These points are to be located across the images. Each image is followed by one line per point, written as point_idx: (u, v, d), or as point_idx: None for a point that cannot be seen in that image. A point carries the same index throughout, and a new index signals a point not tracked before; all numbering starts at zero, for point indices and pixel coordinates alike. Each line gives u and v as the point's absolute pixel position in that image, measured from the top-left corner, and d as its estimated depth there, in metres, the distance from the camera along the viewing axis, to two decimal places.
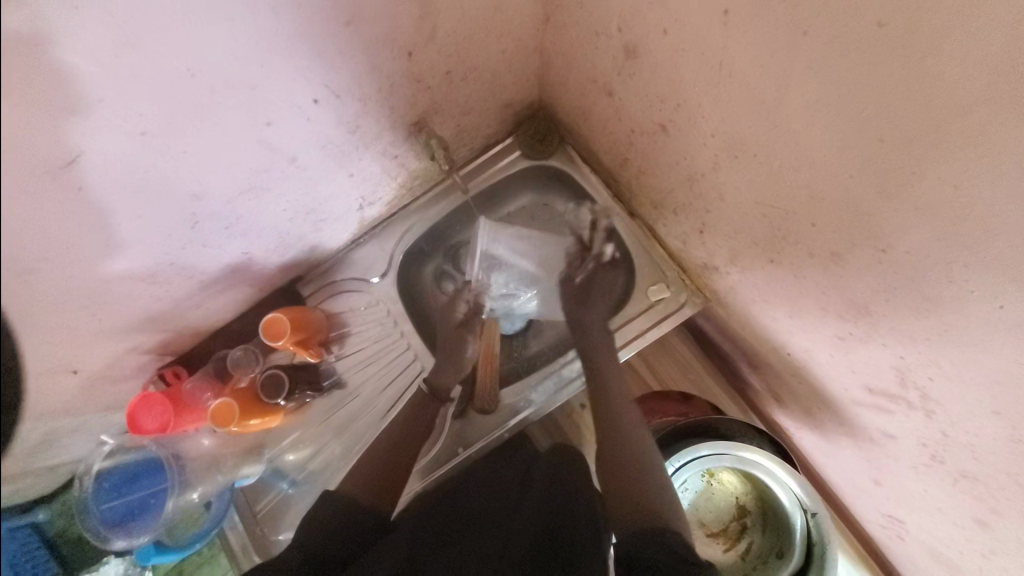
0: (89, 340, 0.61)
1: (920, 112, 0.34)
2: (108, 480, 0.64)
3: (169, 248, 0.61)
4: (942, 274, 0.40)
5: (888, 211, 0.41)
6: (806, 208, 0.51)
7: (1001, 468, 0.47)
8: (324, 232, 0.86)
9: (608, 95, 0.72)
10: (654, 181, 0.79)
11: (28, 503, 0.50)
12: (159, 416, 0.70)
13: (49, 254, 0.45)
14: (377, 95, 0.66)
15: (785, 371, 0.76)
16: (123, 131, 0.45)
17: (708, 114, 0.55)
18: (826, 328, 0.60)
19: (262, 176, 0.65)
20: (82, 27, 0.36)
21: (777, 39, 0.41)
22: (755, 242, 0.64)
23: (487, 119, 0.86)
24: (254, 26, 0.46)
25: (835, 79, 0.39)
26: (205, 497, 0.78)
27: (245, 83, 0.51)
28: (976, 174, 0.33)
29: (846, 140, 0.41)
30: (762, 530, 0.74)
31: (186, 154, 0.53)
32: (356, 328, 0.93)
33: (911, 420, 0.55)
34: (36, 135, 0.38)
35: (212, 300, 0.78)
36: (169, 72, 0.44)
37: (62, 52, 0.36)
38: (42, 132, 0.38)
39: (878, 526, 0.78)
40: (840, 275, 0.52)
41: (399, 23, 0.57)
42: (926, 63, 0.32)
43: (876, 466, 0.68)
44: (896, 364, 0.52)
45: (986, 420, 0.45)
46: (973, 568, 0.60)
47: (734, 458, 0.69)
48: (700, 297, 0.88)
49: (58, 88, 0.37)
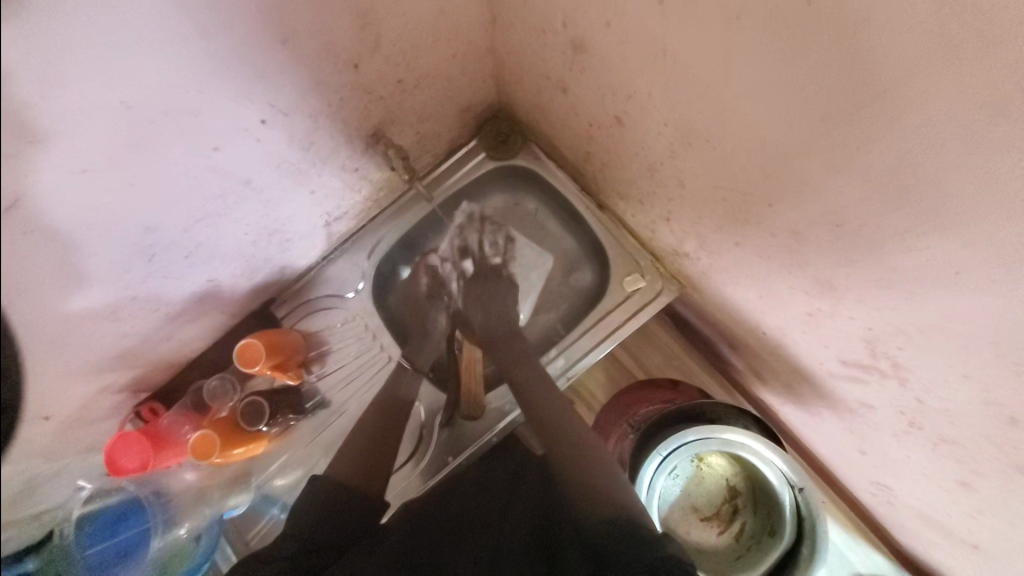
0: (59, 383, 0.58)
1: (859, 86, 0.34)
2: (91, 524, 0.63)
3: (130, 282, 0.60)
4: (897, 243, 0.40)
5: (839, 187, 0.42)
6: (762, 187, 0.51)
7: (976, 429, 0.47)
8: (291, 252, 0.85)
9: (563, 92, 0.72)
10: (618, 173, 0.78)
11: (10, 555, 0.48)
12: (137, 454, 0.68)
13: (16, 304, 0.43)
14: (328, 109, 0.65)
15: (764, 350, 0.76)
16: (64, 170, 0.43)
17: (659, 102, 0.55)
18: (795, 306, 0.60)
19: (218, 202, 0.64)
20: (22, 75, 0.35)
21: (713, 25, 0.41)
22: (718, 226, 0.64)
23: (446, 123, 0.85)
24: (188, 52, 0.45)
25: (773, 59, 0.38)
26: (195, 530, 0.76)
27: (186, 110, 0.50)
28: (919, 144, 0.33)
29: (792, 120, 0.41)
30: (753, 511, 0.75)
31: (133, 187, 0.51)
32: (335, 346, 0.92)
33: (886, 388, 0.56)
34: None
35: (182, 330, 0.77)
36: (104, 107, 0.42)
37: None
38: (10, 179, 0.37)
39: (867, 493, 0.79)
40: (801, 253, 0.52)
41: (340, 36, 0.56)
42: (860, 37, 0.32)
43: (859, 436, 0.69)
44: (866, 336, 0.52)
45: (957, 384, 0.46)
46: (962, 527, 0.61)
47: (720, 440, 0.69)
48: (676, 283, 0.89)
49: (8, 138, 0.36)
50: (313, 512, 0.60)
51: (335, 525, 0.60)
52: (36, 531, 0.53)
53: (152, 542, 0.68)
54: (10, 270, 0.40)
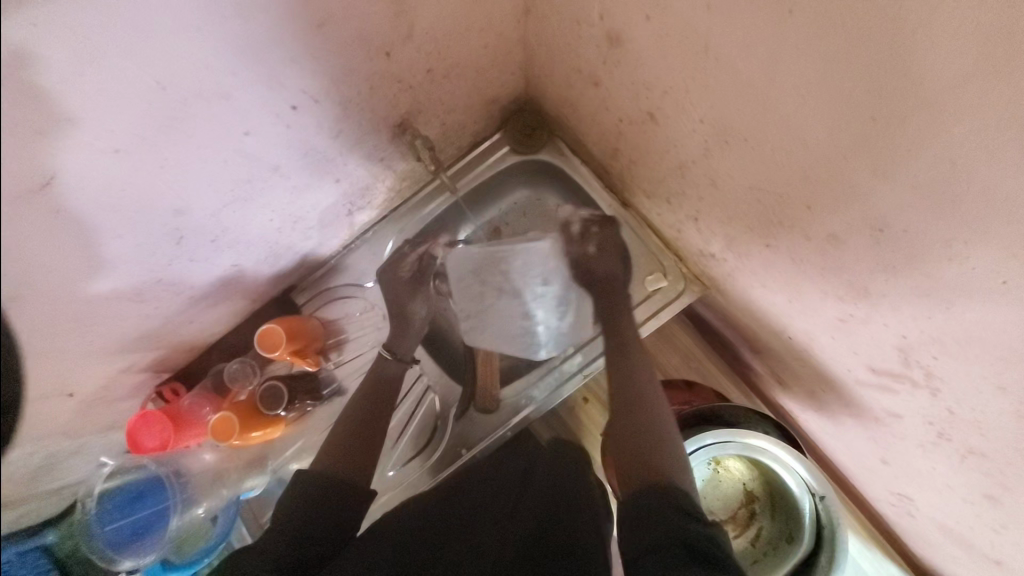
0: (84, 361, 0.59)
1: (911, 88, 0.33)
2: (112, 501, 0.62)
3: (157, 264, 0.61)
4: (942, 252, 0.39)
5: (886, 192, 0.41)
6: (800, 189, 0.50)
7: (1010, 444, 0.46)
8: (314, 239, 0.85)
9: (594, 86, 0.71)
10: (645, 170, 0.77)
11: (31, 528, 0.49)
12: (158, 434, 0.70)
13: (40, 277, 0.43)
14: (357, 98, 0.65)
15: (788, 355, 0.75)
16: (96, 150, 0.43)
17: (696, 100, 0.54)
18: (826, 310, 0.59)
19: (245, 187, 0.64)
20: (50, 49, 0.35)
21: (762, 20, 0.40)
22: (749, 227, 0.63)
23: (472, 115, 0.85)
24: (221, 31, 0.44)
25: (824, 57, 0.37)
26: (212, 511, 0.77)
27: (218, 94, 0.50)
28: (974, 151, 0.32)
29: (839, 119, 0.40)
30: (770, 516, 0.74)
31: (163, 169, 0.52)
32: (353, 334, 0.92)
33: (916, 398, 0.55)
34: (21, 160, 0.36)
35: (205, 313, 0.78)
36: (137, 87, 0.42)
37: (37, 75, 0.35)
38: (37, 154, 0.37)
39: (887, 504, 0.78)
40: (838, 258, 0.51)
41: (375, 23, 0.55)
42: (916, 37, 0.31)
43: (883, 445, 0.68)
44: (899, 344, 0.51)
45: (992, 397, 0.45)
46: (985, 544, 0.60)
47: (741, 445, 0.68)
48: (699, 284, 0.88)
49: (33, 112, 0.36)
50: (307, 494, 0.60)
51: (332, 509, 0.60)
52: (57, 505, 0.54)
53: (169, 520, 0.69)
54: (27, 247, 0.40)
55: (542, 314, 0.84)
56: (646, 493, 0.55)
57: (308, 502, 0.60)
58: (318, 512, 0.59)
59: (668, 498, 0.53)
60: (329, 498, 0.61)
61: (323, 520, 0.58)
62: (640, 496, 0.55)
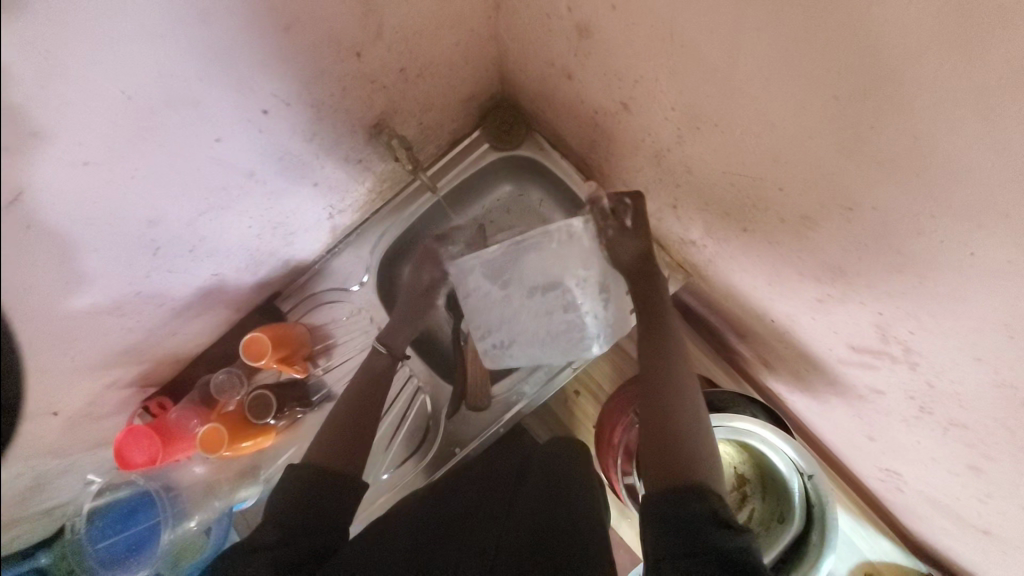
0: (66, 379, 0.59)
1: (871, 63, 0.33)
2: (101, 518, 0.64)
3: (135, 277, 0.60)
4: (911, 226, 0.39)
5: (853, 169, 0.41)
6: (772, 172, 0.50)
7: (988, 413, 0.47)
8: (295, 245, 0.85)
9: (567, 78, 0.71)
10: (623, 160, 0.78)
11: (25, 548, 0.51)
12: (146, 449, 0.68)
13: (15, 294, 0.42)
14: (330, 100, 0.65)
15: (772, 338, 0.76)
16: (64, 163, 0.43)
17: (666, 88, 0.55)
18: (805, 291, 0.59)
19: (221, 195, 0.63)
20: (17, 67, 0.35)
21: (723, 5, 0.40)
22: (726, 212, 0.63)
23: (449, 113, 0.85)
24: (186, 39, 0.44)
25: (785, 39, 0.38)
26: (205, 523, 0.76)
27: (187, 102, 0.49)
28: (933, 124, 0.33)
29: (804, 100, 0.40)
30: (762, 497, 0.75)
31: (135, 180, 0.51)
32: (341, 339, 0.92)
33: (897, 373, 0.56)
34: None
35: (188, 325, 0.77)
36: (104, 98, 0.42)
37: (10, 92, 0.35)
38: (9, 171, 0.36)
39: (876, 480, 0.79)
40: (812, 238, 0.52)
41: (344, 24, 0.55)
42: (873, 12, 0.31)
43: (868, 422, 0.69)
44: (877, 321, 0.52)
45: (969, 367, 0.45)
46: (972, 513, 0.61)
47: (729, 429, 0.69)
48: (682, 272, 0.88)
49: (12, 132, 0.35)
50: (297, 494, 0.58)
51: (319, 510, 0.58)
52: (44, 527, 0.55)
53: (162, 535, 0.68)
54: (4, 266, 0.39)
55: (587, 302, 0.82)
56: (668, 499, 0.51)
57: (294, 506, 0.57)
58: (311, 506, 0.57)
59: (691, 504, 0.49)
60: (315, 502, 0.58)
61: (318, 516, 0.57)
62: (661, 498, 0.51)
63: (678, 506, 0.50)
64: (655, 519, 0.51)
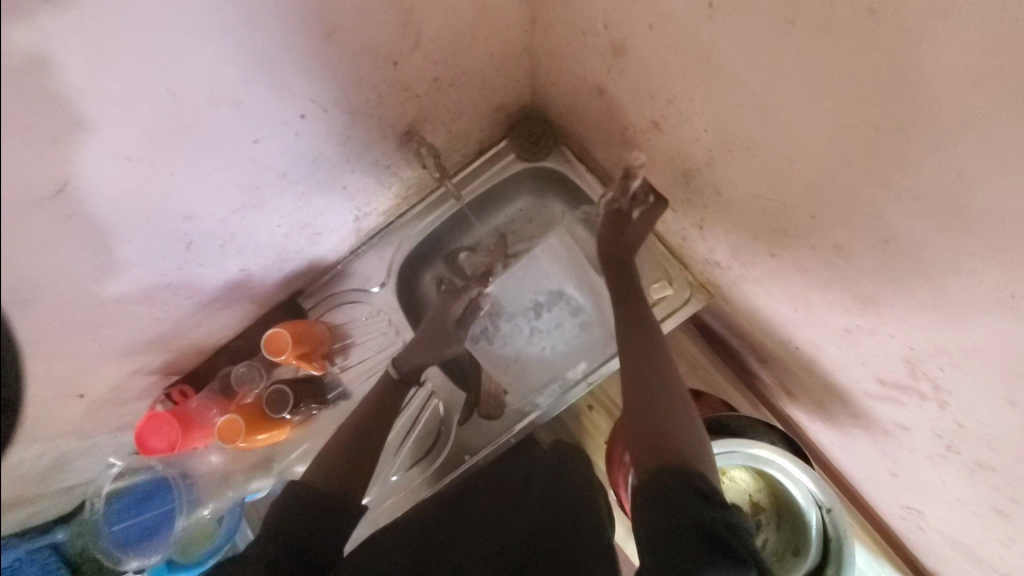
0: (95, 363, 0.60)
1: (915, 98, 0.33)
2: (120, 501, 0.66)
3: (167, 268, 0.62)
4: (948, 263, 0.38)
5: (890, 201, 0.40)
6: (803, 198, 0.50)
7: (1020, 459, 0.45)
8: (322, 244, 0.86)
9: (599, 94, 0.71)
10: (651, 178, 0.77)
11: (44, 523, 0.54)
12: (165, 436, 0.70)
13: (50, 279, 0.44)
14: (365, 105, 0.66)
15: (794, 365, 0.74)
16: (108, 156, 0.44)
17: (699, 109, 0.54)
18: (832, 320, 0.58)
19: (254, 193, 0.65)
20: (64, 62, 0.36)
21: (764, 31, 0.40)
22: (754, 236, 0.63)
23: (479, 122, 0.85)
24: (231, 42, 0.45)
25: (825, 67, 0.37)
26: (217, 512, 0.78)
27: (229, 102, 0.51)
28: (978, 162, 0.32)
29: (843, 129, 0.40)
30: (776, 527, 0.73)
31: (173, 176, 0.53)
32: (358, 338, 0.93)
33: (924, 411, 0.54)
34: (32, 168, 0.37)
35: (213, 317, 0.79)
36: (150, 97, 0.44)
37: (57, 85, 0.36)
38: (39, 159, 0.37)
39: (897, 517, 0.76)
40: (843, 267, 0.51)
41: (383, 33, 0.56)
42: (921, 46, 0.31)
43: (891, 458, 0.67)
44: (906, 355, 0.51)
45: (1001, 410, 0.44)
46: (997, 561, 0.58)
47: (747, 456, 0.67)
48: (705, 292, 0.87)
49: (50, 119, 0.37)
50: (301, 504, 0.59)
51: (320, 521, 0.58)
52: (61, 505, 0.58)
53: (175, 521, 0.70)
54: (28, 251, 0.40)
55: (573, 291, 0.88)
56: (656, 485, 0.50)
57: (297, 517, 0.58)
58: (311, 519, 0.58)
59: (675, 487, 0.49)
60: (314, 512, 0.59)
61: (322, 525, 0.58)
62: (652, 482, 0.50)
63: (666, 485, 0.49)
64: (644, 502, 0.50)
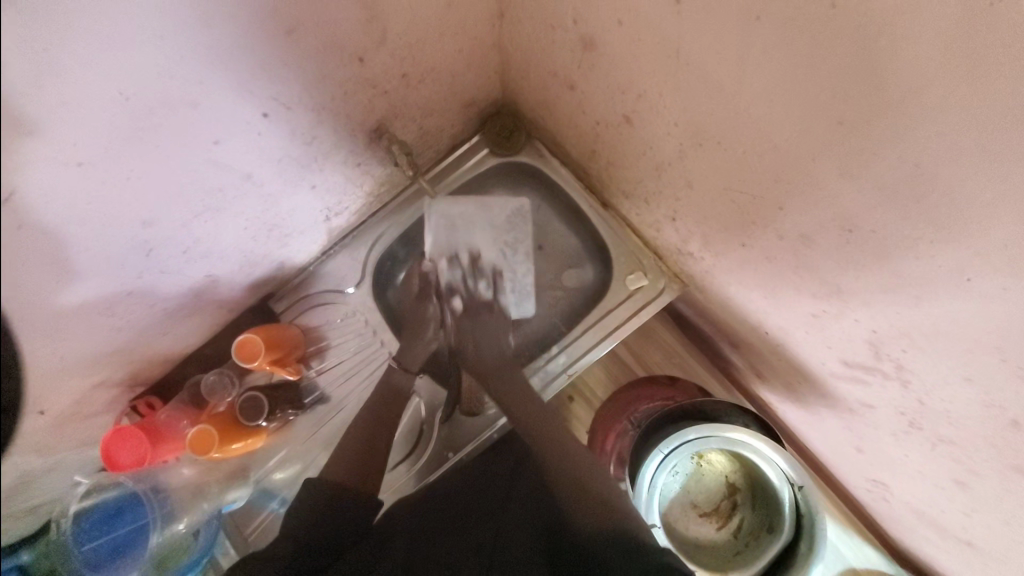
0: (56, 380, 0.57)
1: (877, 92, 0.34)
2: (89, 519, 0.61)
3: (126, 277, 0.59)
4: (909, 250, 0.40)
5: (851, 192, 0.42)
6: (772, 189, 0.51)
7: (978, 432, 0.48)
8: (291, 246, 0.84)
9: (570, 88, 0.71)
10: (622, 170, 0.78)
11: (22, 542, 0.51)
12: (133, 450, 0.67)
13: (10, 295, 0.41)
14: (331, 103, 0.64)
15: (765, 350, 0.77)
16: (60, 163, 0.42)
17: (669, 103, 0.55)
18: (801, 308, 0.60)
19: (217, 197, 0.63)
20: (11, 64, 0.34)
21: (730, 27, 0.41)
22: (725, 226, 0.64)
23: (449, 117, 0.84)
24: (188, 38, 0.43)
25: (793, 63, 0.38)
26: (193, 526, 0.75)
27: (186, 102, 0.48)
28: (938, 155, 0.33)
29: (807, 123, 0.41)
30: (751, 507, 0.76)
31: (130, 180, 0.50)
32: (334, 341, 0.91)
33: (888, 390, 0.56)
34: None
35: (179, 326, 0.76)
36: (100, 99, 0.41)
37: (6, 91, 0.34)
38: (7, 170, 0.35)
39: (864, 490, 0.80)
40: (810, 256, 0.52)
41: (348, 29, 0.55)
42: (880, 43, 0.32)
43: (857, 435, 0.70)
44: (870, 338, 0.53)
45: (960, 388, 0.46)
46: (957, 527, 0.62)
47: (723, 440, 0.69)
48: (678, 282, 0.89)
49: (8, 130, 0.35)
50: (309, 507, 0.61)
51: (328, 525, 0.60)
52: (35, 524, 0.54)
53: (151, 537, 0.67)
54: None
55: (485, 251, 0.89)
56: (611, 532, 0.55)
57: (306, 523, 0.59)
58: (321, 523, 0.59)
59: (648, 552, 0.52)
60: (324, 514, 0.60)
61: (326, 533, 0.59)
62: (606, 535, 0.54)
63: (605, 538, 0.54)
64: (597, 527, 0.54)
